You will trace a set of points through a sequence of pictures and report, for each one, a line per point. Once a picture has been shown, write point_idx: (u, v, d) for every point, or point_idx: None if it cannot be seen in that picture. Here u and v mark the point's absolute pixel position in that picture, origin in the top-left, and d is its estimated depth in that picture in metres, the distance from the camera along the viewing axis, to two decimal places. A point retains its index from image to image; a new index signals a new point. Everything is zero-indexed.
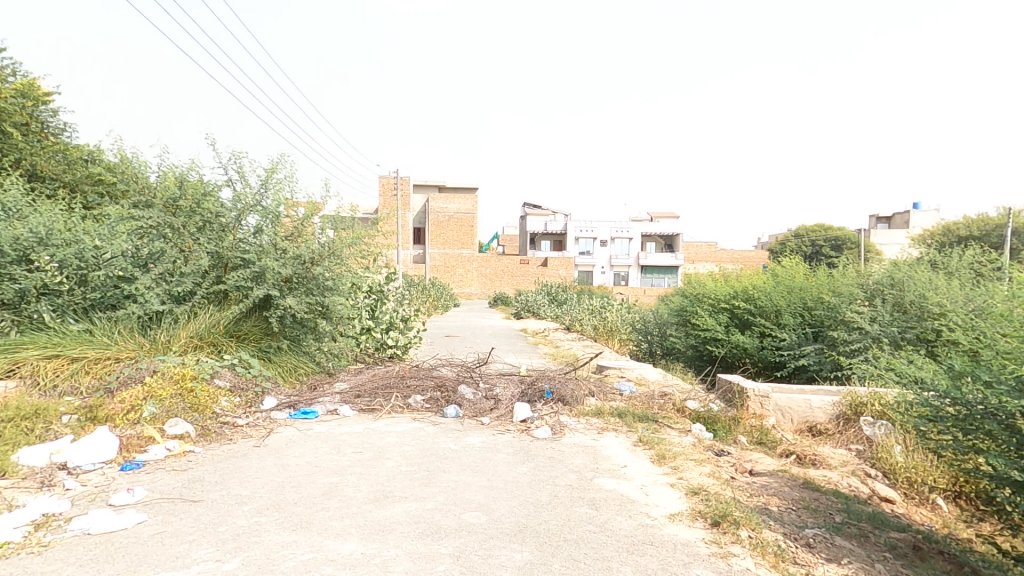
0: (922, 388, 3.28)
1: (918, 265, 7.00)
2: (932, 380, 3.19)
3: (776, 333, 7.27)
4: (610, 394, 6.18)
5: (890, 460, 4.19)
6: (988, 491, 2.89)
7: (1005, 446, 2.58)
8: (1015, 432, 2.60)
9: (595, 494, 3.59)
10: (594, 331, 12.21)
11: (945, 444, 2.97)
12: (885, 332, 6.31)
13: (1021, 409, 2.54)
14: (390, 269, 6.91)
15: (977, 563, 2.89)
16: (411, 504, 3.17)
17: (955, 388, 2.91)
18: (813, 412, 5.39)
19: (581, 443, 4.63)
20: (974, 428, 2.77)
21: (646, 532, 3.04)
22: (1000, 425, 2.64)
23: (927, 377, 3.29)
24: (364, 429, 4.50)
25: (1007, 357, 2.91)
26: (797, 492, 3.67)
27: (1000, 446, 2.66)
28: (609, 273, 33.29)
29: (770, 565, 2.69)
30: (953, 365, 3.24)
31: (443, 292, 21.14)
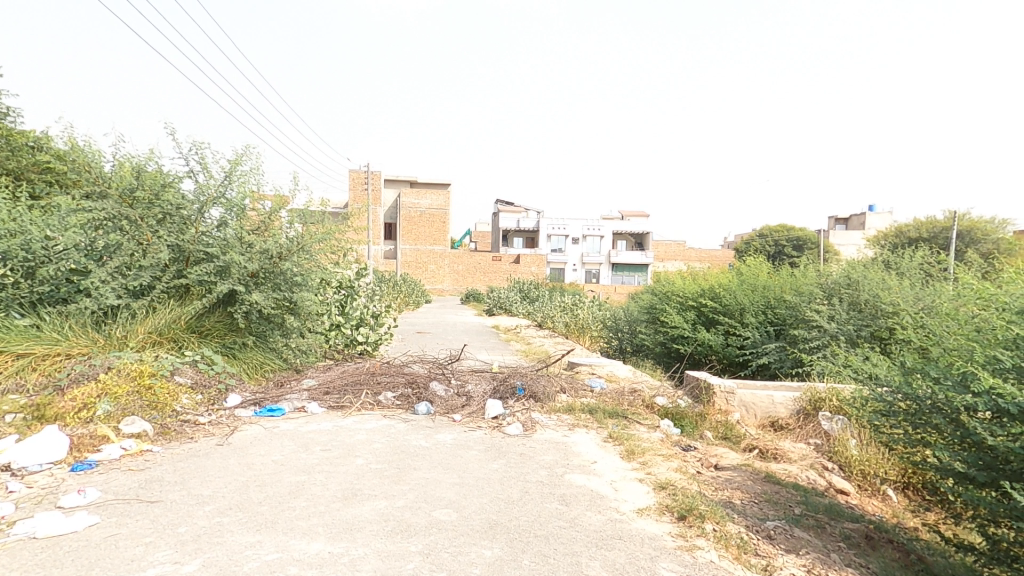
0: (877, 384, 3.41)
1: (872, 266, 7.26)
2: (886, 376, 3.32)
3: (740, 331, 7.46)
4: (580, 391, 6.24)
5: (846, 454, 4.35)
6: (934, 482, 3.03)
7: (951, 439, 2.71)
8: (959, 426, 2.74)
9: (565, 490, 3.62)
10: (565, 328, 12.31)
11: (897, 438, 3.11)
12: (842, 330, 6.53)
13: (966, 403, 2.66)
14: (361, 265, 6.82)
15: (923, 551, 3.03)
16: (380, 502, 3.14)
17: (907, 384, 3.04)
18: (775, 407, 5.55)
19: (552, 440, 4.67)
20: (923, 422, 2.90)
21: (615, 527, 3.08)
22: (946, 419, 2.77)
23: (881, 374, 3.43)
24: (332, 426, 4.44)
25: (954, 354, 3.06)
26: (760, 486, 3.78)
27: (946, 440, 2.80)
28: (581, 271, 33.59)
29: (733, 557, 2.76)
30: (905, 362, 3.39)
31: (415, 288, 20.96)
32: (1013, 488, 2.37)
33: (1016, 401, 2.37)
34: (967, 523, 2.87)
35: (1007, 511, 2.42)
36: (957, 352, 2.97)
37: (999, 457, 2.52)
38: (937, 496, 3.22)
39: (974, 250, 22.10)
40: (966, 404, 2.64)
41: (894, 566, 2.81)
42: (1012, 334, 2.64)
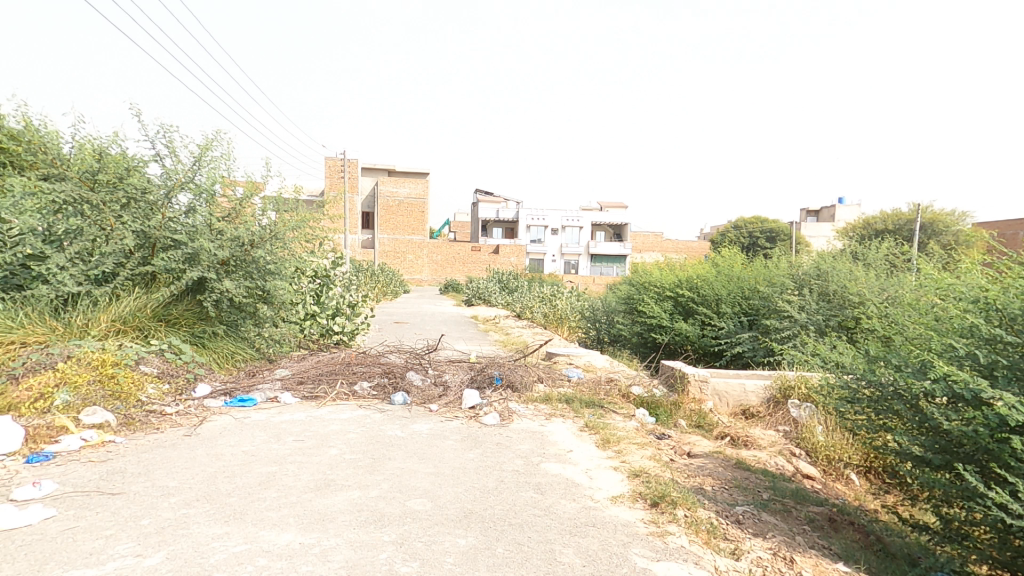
0: (842, 372, 3.51)
1: (841, 257, 7.44)
2: (851, 364, 3.42)
3: (715, 321, 7.59)
4: (557, 380, 6.27)
5: (813, 440, 4.47)
6: (894, 466, 3.13)
7: (911, 424, 2.80)
8: (919, 412, 2.83)
9: (540, 478, 3.65)
10: (544, 318, 12.36)
11: (860, 424, 3.20)
12: (812, 320, 6.69)
13: (925, 390, 2.75)
14: (337, 253, 6.72)
15: (882, 532, 3.15)
16: (354, 493, 3.11)
17: (870, 371, 3.13)
18: (746, 396, 5.67)
19: (529, 429, 4.69)
20: (884, 409, 3.00)
21: (588, 514, 3.12)
22: (906, 405, 2.86)
23: (847, 362, 3.53)
24: (305, 416, 4.38)
25: (915, 342, 3.15)
26: (730, 472, 3.86)
27: (906, 425, 2.89)
28: (560, 261, 33.67)
29: (702, 541, 2.82)
30: (869, 350, 3.49)
31: (393, 278, 20.79)
32: (966, 470, 2.47)
33: (971, 387, 2.46)
34: (924, 505, 2.98)
35: (960, 493, 2.52)
36: (918, 340, 3.06)
37: (955, 441, 2.61)
38: (896, 479, 3.33)
39: (938, 242, 22.84)
40: (924, 391, 2.73)
41: (856, 547, 2.90)
42: (967, 323, 2.74)
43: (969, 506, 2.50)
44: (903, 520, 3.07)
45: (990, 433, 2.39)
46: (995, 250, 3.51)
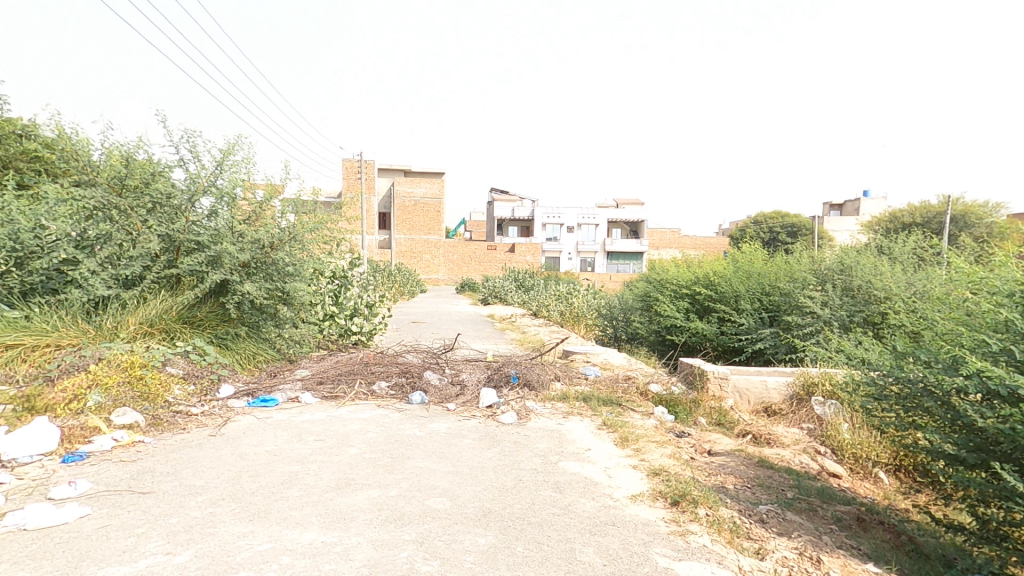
0: (868, 369, 3.44)
1: (865, 252, 7.29)
2: (878, 360, 3.34)
3: (735, 318, 7.49)
4: (574, 379, 6.25)
5: (838, 438, 4.38)
6: (925, 464, 3.05)
7: (941, 421, 2.73)
8: (950, 408, 2.75)
9: (559, 477, 3.64)
10: (560, 316, 12.33)
11: (888, 422, 3.13)
12: (835, 316, 6.56)
13: (956, 386, 2.68)
14: (355, 254, 6.78)
15: (912, 531, 3.07)
16: (374, 492, 3.14)
17: (898, 368, 3.06)
18: (768, 393, 5.58)
19: (547, 428, 4.69)
20: (914, 406, 2.93)
21: (608, 513, 3.10)
22: (937, 402, 2.79)
23: (873, 358, 3.46)
24: (326, 416, 4.42)
25: (945, 338, 3.07)
26: (752, 471, 3.80)
27: (936, 422, 2.82)
28: (576, 259, 33.56)
29: (725, 541, 2.78)
30: (896, 346, 3.40)
31: (409, 278, 20.91)
32: (1003, 469, 2.40)
33: (1007, 384, 2.39)
34: (958, 504, 2.90)
35: (997, 492, 2.45)
36: (947, 335, 2.98)
37: (990, 438, 2.54)
38: (928, 479, 3.24)
39: (966, 234, 22.24)
40: (957, 387, 2.66)
41: (885, 547, 2.84)
42: (1000, 317, 2.66)
43: (1008, 506, 2.43)
44: (936, 520, 2.99)
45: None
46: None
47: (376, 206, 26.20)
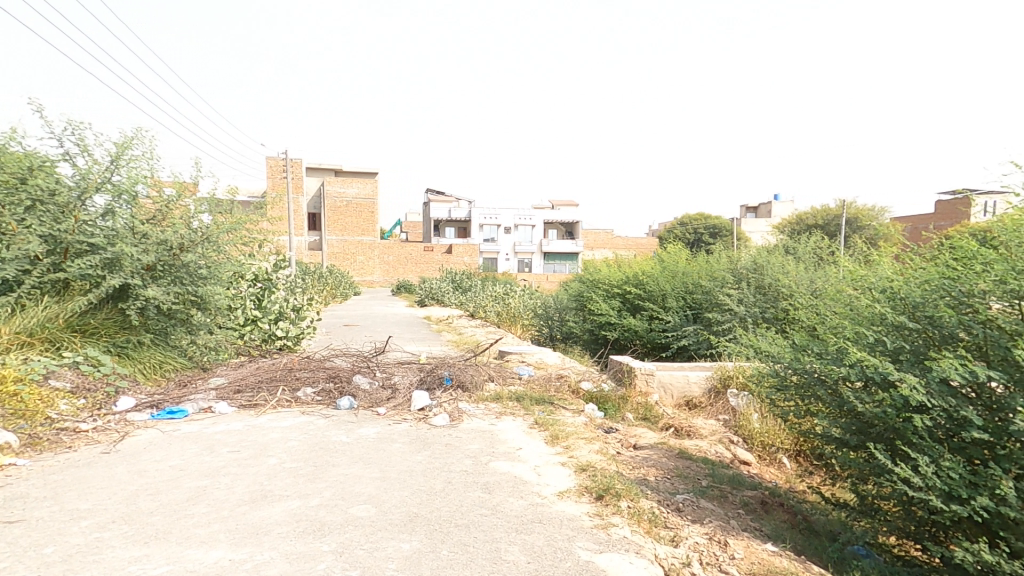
0: (772, 360, 3.68)
1: (775, 252, 7.81)
2: (779, 352, 3.59)
3: (662, 315, 7.78)
4: (508, 379, 6.27)
5: (749, 427, 4.66)
6: (817, 448, 3.30)
7: (830, 407, 2.96)
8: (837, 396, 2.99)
9: (489, 478, 3.62)
10: (497, 316, 12.36)
11: (788, 410, 3.37)
12: (749, 312, 6.98)
13: (841, 374, 2.91)
14: (280, 256, 6.50)
15: (808, 511, 3.31)
16: (293, 503, 3.00)
17: (796, 359, 3.29)
18: (690, 387, 5.82)
19: (479, 428, 4.67)
20: (808, 394, 3.16)
21: (535, 511, 3.12)
22: (827, 390, 3.03)
23: (775, 351, 3.71)
24: (243, 426, 4.19)
25: (835, 330, 3.33)
26: (672, 462, 3.96)
27: (827, 408, 3.05)
28: (513, 260, 33.86)
29: (644, 531, 2.87)
30: (795, 340, 3.65)
31: (342, 280, 20.31)
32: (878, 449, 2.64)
33: (879, 370, 2.65)
34: (841, 484, 3.16)
35: (872, 470, 2.69)
36: (837, 328, 3.25)
37: (868, 421, 2.77)
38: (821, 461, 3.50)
39: (860, 235, 24.47)
40: (842, 375, 2.90)
41: (784, 528, 3.03)
42: (876, 311, 2.94)
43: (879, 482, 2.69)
44: (826, 499, 3.23)
45: (896, 413, 2.57)
46: (907, 244, 3.76)
47: (303, 207, 25.13)
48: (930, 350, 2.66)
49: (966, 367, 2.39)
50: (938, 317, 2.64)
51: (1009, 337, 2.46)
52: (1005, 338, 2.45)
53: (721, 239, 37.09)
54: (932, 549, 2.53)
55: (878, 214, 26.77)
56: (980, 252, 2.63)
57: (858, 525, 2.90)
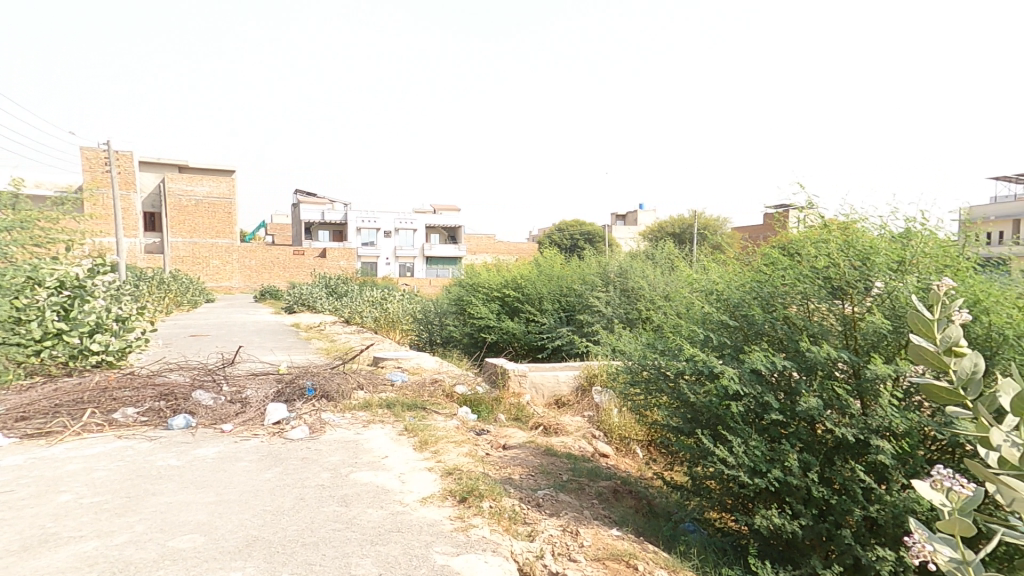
0: (625, 359, 3.94)
1: (639, 258, 8.37)
2: (630, 351, 3.85)
3: (538, 318, 7.93)
4: (380, 386, 5.94)
5: (609, 422, 4.86)
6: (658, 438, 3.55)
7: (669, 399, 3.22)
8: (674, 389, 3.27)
9: (347, 490, 3.33)
10: (374, 322, 11.83)
11: (636, 403, 3.61)
12: (616, 313, 7.37)
13: (677, 369, 3.19)
14: (93, 261, 5.60)
15: (652, 496, 3.50)
16: (90, 543, 2.50)
17: (642, 357, 3.55)
18: (560, 386, 5.97)
19: (342, 439, 4.33)
20: (653, 388, 3.42)
21: (394, 520, 2.91)
22: (666, 384, 3.29)
23: (628, 350, 3.97)
24: (27, 460, 3.50)
25: (676, 330, 3.65)
26: (538, 459, 3.96)
27: (667, 401, 3.32)
28: (394, 265, 32.98)
29: (503, 529, 2.79)
30: (644, 339, 3.93)
31: (190, 287, 18.17)
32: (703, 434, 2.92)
33: (707, 364, 2.97)
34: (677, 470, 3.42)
35: (698, 454, 2.96)
36: (677, 328, 3.56)
37: (698, 410, 3.05)
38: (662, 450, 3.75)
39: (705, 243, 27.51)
40: (679, 370, 3.18)
41: (629, 513, 3.17)
42: (707, 314, 3.29)
43: (701, 463, 2.98)
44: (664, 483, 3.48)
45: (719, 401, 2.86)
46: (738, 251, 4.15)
47: (131, 205, 21.80)
48: (745, 345, 3.07)
49: (769, 358, 2.80)
50: (751, 317, 3.08)
51: (796, 332, 2.92)
52: (795, 333, 2.91)
53: (594, 245, 39.43)
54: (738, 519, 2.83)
55: (720, 226, 29.97)
56: (781, 260, 3.16)
57: (687, 504, 3.19)
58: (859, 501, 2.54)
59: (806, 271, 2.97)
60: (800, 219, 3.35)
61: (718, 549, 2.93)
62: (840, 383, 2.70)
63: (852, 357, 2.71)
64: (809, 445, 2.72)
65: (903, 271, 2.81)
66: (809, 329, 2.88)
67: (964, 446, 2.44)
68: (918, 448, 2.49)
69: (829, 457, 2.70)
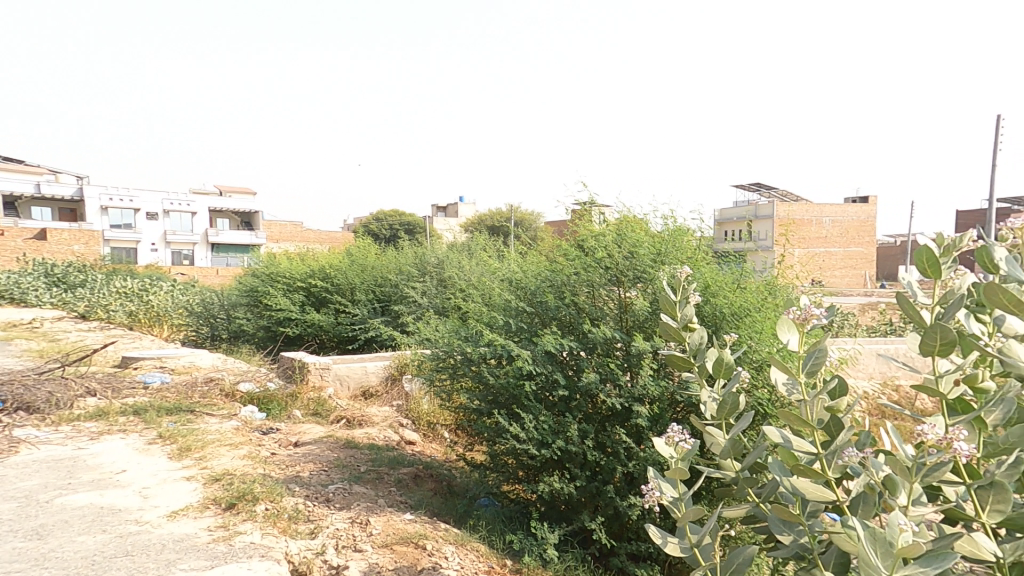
0: (429, 347, 3.87)
1: (460, 250, 8.38)
2: (435, 339, 3.80)
3: (349, 309, 7.41)
4: (125, 390, 4.89)
5: (418, 409, 4.69)
6: (458, 423, 3.55)
7: (471, 383, 3.24)
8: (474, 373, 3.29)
9: (42, 520, 2.55)
10: (128, 319, 9.90)
11: (438, 391, 3.56)
12: (432, 303, 7.24)
13: (478, 353, 3.21)
14: None
15: (454, 479, 3.45)
16: None
17: (444, 344, 3.52)
18: (368, 377, 5.61)
19: (48, 457, 3.42)
20: (454, 374, 3.40)
21: (121, 543, 2.31)
22: (466, 370, 3.31)
23: (432, 338, 3.91)
24: None
25: (479, 317, 3.69)
26: (335, 454, 3.57)
27: (466, 386, 3.33)
28: (165, 250, 27.98)
29: (279, 532, 2.40)
30: (448, 326, 3.90)
31: None
32: (499, 414, 3.00)
33: (507, 348, 3.07)
34: (479, 448, 3.40)
35: (493, 433, 3.03)
36: (480, 315, 3.61)
37: (497, 392, 3.13)
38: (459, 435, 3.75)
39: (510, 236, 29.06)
40: (480, 355, 3.20)
41: (426, 497, 3.06)
42: (508, 301, 3.40)
43: (497, 442, 3.04)
44: (460, 466, 3.48)
45: (518, 382, 2.98)
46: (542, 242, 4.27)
47: None
48: (539, 329, 3.23)
49: (558, 340, 2.98)
50: (546, 302, 3.25)
51: (581, 315, 3.16)
52: (581, 316, 3.15)
53: (409, 236, 38.89)
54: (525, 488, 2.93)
55: (534, 220, 31.93)
56: (567, 251, 3.38)
57: (483, 478, 3.16)
58: (622, 462, 2.81)
59: (590, 260, 3.20)
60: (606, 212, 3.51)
61: (506, 518, 2.98)
62: (613, 360, 2.96)
63: (623, 336, 2.98)
64: (586, 417, 2.94)
65: (661, 263, 3.16)
66: (589, 314, 3.14)
67: (697, 406, 2.84)
68: (666, 412, 2.85)
69: (601, 426, 2.93)
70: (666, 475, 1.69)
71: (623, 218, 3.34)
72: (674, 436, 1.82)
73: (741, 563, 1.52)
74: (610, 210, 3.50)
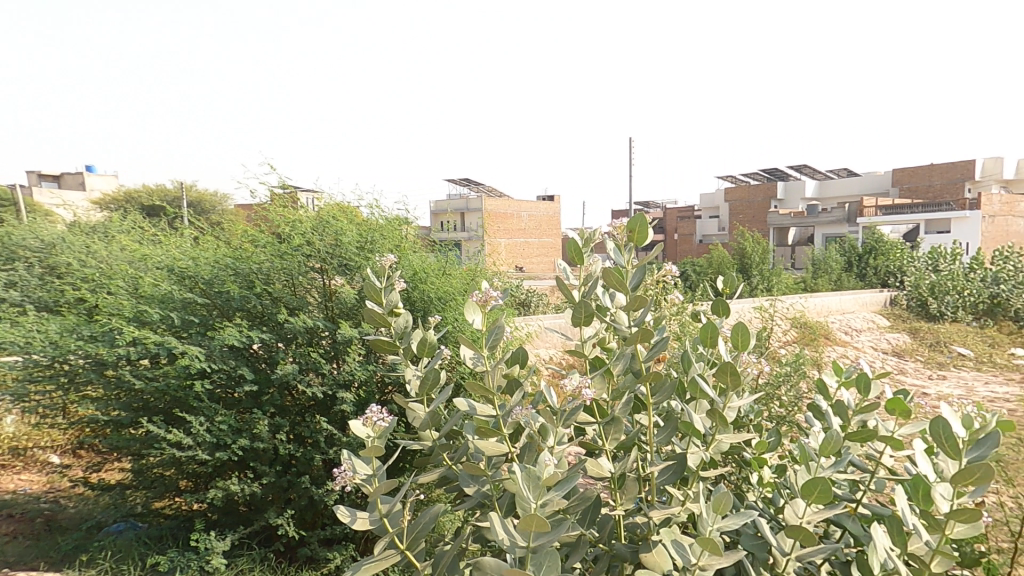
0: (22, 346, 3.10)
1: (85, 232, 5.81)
2: (36, 337, 3.03)
3: None
4: None
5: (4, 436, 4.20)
6: (82, 436, 3.01)
7: (102, 390, 2.81)
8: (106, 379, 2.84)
9: None
10: None
11: (51, 399, 3.01)
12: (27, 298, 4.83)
13: (113, 355, 2.75)
14: None
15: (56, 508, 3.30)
16: None
17: (60, 344, 2.89)
18: None
19: None
20: (81, 380, 2.87)
21: None
22: (98, 374, 2.82)
23: (29, 331, 3.11)
24: None
25: (113, 307, 3.14)
26: None
27: (97, 393, 2.85)
28: None
29: None
30: (64, 318, 3.18)
31: None
32: (155, 420, 2.70)
33: (164, 345, 2.72)
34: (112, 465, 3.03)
35: (143, 443, 2.71)
36: (114, 305, 3.07)
37: (149, 398, 2.80)
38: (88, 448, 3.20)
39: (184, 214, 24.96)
40: (120, 356, 2.76)
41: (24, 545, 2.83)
42: (167, 293, 2.99)
43: (147, 454, 2.73)
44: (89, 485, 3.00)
45: (174, 385, 2.69)
46: (217, 226, 3.85)
47: None
48: (215, 321, 2.98)
49: (243, 333, 2.78)
50: (227, 294, 2.99)
51: (274, 304, 3.01)
52: (273, 305, 3.00)
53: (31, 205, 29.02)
54: (185, 499, 2.72)
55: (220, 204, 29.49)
56: (259, 235, 3.20)
57: (119, 501, 2.82)
58: (322, 449, 2.84)
59: (286, 248, 3.07)
60: (311, 200, 3.39)
61: (154, 538, 2.71)
62: (316, 349, 2.95)
63: (331, 325, 2.99)
64: (281, 410, 2.87)
65: (367, 251, 3.22)
66: (288, 302, 3.01)
67: (400, 386, 3.06)
68: (373, 395, 2.97)
69: (300, 417, 2.92)
70: (362, 454, 1.48)
71: (326, 205, 3.32)
72: (372, 414, 1.58)
73: (429, 525, 1.41)
74: (313, 195, 3.43)
